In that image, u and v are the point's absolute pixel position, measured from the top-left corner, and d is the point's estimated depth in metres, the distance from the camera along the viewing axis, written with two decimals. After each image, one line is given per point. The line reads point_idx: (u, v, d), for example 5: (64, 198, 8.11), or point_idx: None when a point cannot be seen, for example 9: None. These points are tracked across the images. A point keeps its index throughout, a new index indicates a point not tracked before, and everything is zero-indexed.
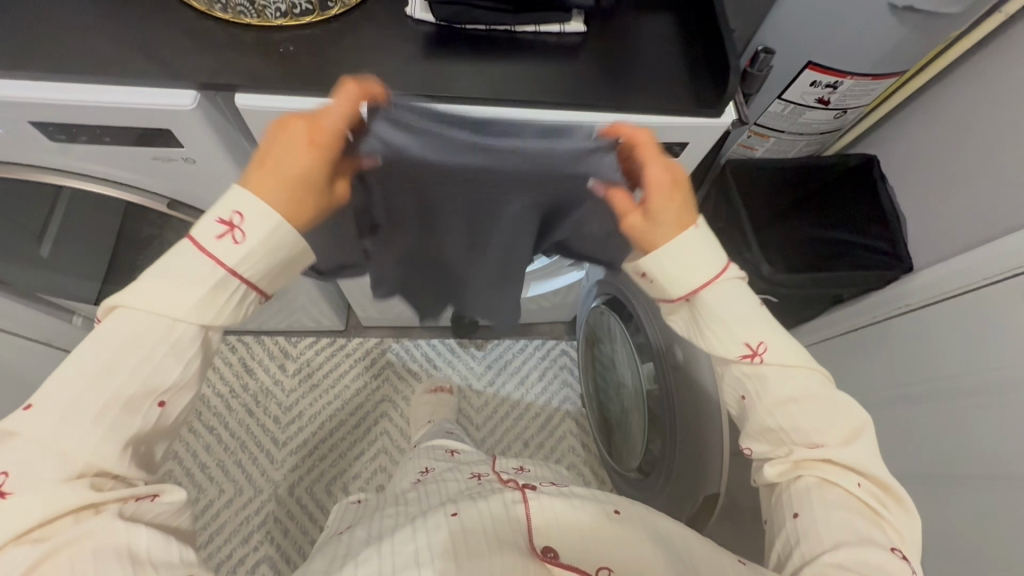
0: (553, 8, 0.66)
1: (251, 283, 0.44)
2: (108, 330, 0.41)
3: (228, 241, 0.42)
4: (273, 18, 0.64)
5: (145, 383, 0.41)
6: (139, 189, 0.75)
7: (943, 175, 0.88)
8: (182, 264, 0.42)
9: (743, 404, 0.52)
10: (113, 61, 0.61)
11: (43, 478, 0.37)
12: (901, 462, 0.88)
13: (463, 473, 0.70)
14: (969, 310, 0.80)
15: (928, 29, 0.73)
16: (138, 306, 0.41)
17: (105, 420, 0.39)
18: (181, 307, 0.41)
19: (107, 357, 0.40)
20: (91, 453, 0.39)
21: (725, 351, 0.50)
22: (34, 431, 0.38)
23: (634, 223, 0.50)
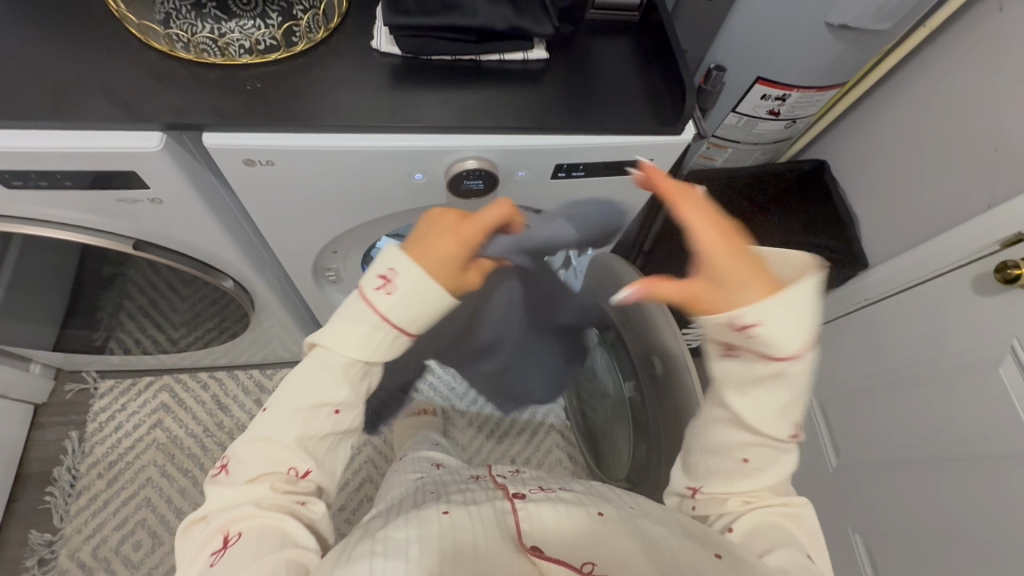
0: (515, 36, 0.68)
1: (401, 329, 0.51)
2: (311, 366, 0.52)
3: (382, 292, 0.50)
4: (238, 56, 0.63)
5: (321, 398, 0.51)
6: (103, 230, 0.72)
7: (880, 179, 1.06)
8: (355, 315, 0.51)
9: (744, 466, 0.54)
10: (74, 105, 0.58)
11: (253, 473, 0.51)
12: (930, 441, 0.97)
13: (462, 476, 0.73)
14: (927, 296, 0.98)
15: (864, 43, 0.84)
16: (330, 347, 0.51)
17: (300, 417, 0.52)
18: (352, 348, 0.50)
19: (293, 388, 0.52)
20: (274, 458, 0.51)
21: (779, 430, 0.51)
22: (250, 454, 0.52)
23: (695, 287, 0.44)
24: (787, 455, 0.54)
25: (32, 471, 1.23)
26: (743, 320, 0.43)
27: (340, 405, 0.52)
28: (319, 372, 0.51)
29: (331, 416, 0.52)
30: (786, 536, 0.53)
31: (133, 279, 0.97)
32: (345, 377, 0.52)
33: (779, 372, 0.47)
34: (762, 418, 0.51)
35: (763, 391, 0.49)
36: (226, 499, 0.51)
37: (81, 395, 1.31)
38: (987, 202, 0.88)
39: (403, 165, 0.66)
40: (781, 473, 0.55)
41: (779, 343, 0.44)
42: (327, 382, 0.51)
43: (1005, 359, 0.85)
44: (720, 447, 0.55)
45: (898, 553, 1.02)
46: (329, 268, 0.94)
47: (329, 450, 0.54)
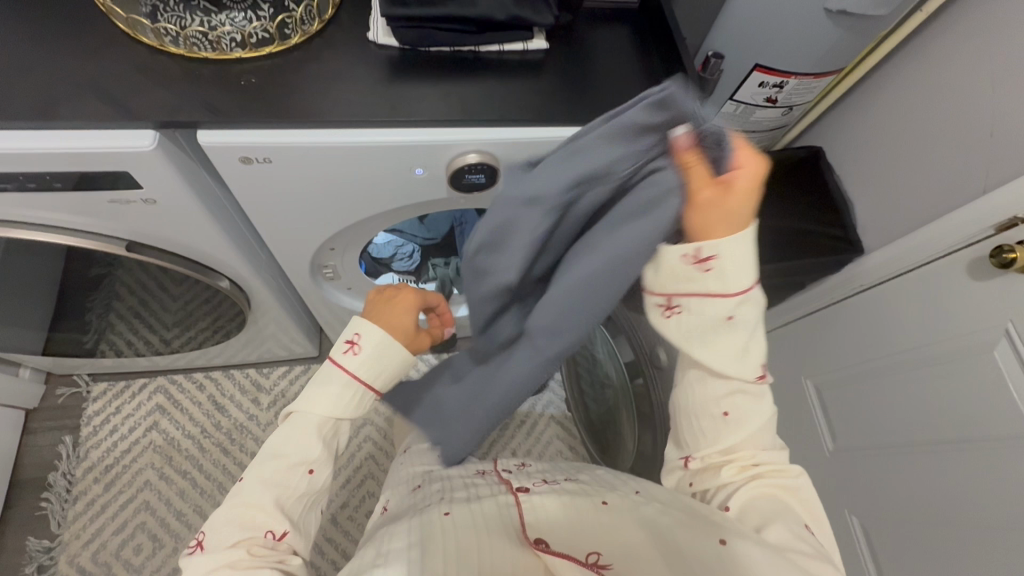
0: (515, 26, 0.67)
1: (369, 384, 0.59)
2: (290, 429, 0.57)
3: (350, 354, 0.59)
4: (231, 50, 0.61)
5: (297, 457, 0.56)
6: (96, 232, 0.70)
7: (877, 166, 1.07)
8: (331, 380, 0.58)
9: (725, 420, 0.53)
10: (61, 104, 0.56)
11: (229, 536, 0.52)
12: (926, 424, 0.98)
13: (468, 469, 0.72)
14: (923, 281, 0.99)
15: (862, 29, 0.84)
16: (306, 408, 0.58)
17: (277, 478, 0.55)
18: (333, 405, 0.58)
19: (272, 452, 0.56)
20: (254, 516, 0.53)
21: (749, 372, 0.51)
22: (226, 518, 0.53)
23: (705, 200, 0.42)
24: (764, 400, 0.53)
25: (27, 477, 1.21)
26: (708, 257, 0.44)
27: (313, 464, 0.57)
28: (296, 432, 0.57)
29: (306, 476, 0.56)
30: (784, 508, 0.52)
31: (125, 280, 0.95)
32: (316, 432, 0.58)
33: (742, 304, 0.47)
34: (732, 363, 0.50)
35: (727, 331, 0.48)
36: (202, 568, 0.50)
37: (73, 399, 1.29)
38: (981, 187, 0.89)
39: (404, 160, 0.65)
40: (762, 421, 0.54)
41: (735, 276, 0.45)
42: (302, 442, 0.57)
43: (999, 342, 0.87)
44: (701, 407, 0.54)
45: (894, 532, 1.05)
46: (326, 264, 0.93)
47: (304, 510, 0.57)
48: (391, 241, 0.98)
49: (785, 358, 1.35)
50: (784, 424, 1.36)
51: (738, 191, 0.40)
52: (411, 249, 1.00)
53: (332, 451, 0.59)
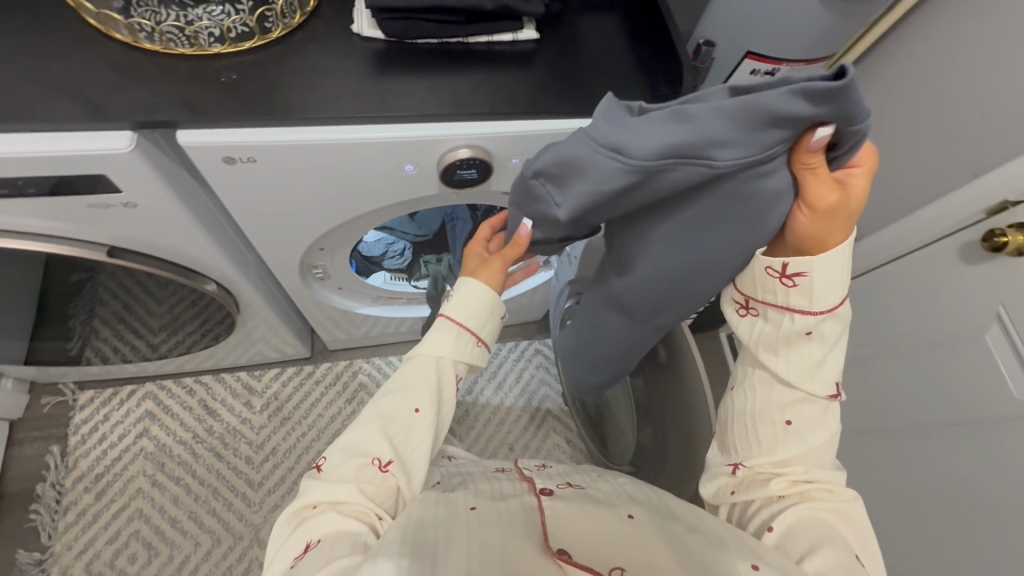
0: (504, 16, 0.65)
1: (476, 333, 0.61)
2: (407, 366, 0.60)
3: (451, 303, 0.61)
4: (209, 45, 0.59)
5: (406, 395, 0.58)
6: (75, 238, 0.68)
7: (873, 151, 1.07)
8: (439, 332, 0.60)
9: (785, 432, 0.52)
10: (31, 104, 0.54)
11: (340, 468, 0.55)
12: (921, 408, 0.99)
13: (488, 467, 0.70)
14: (917, 266, 0.99)
15: (853, 14, 0.83)
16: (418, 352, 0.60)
17: (382, 417, 0.58)
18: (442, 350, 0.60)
19: (384, 389, 0.60)
20: (361, 450, 0.56)
21: (820, 388, 0.51)
22: (342, 450, 0.57)
23: (826, 201, 0.42)
24: (829, 417, 0.52)
25: (14, 489, 1.18)
26: (803, 270, 0.45)
27: (419, 405, 0.58)
28: (408, 373, 0.60)
29: (413, 415, 0.58)
30: (831, 532, 0.49)
31: (108, 286, 0.92)
32: (432, 377, 0.59)
33: (824, 320, 0.47)
34: (801, 376, 0.50)
35: (803, 346, 0.49)
36: (315, 495, 0.54)
37: (59, 408, 1.25)
38: (971, 171, 0.89)
39: (394, 156, 0.63)
40: (824, 440, 0.52)
41: (821, 292, 0.46)
42: (414, 381, 0.59)
43: (990, 326, 0.87)
44: (760, 413, 0.53)
45: (890, 517, 1.05)
46: (316, 264, 0.91)
47: (414, 452, 0.57)
48: (382, 239, 0.97)
49: None
50: None
51: (853, 199, 0.41)
52: (402, 247, 0.98)
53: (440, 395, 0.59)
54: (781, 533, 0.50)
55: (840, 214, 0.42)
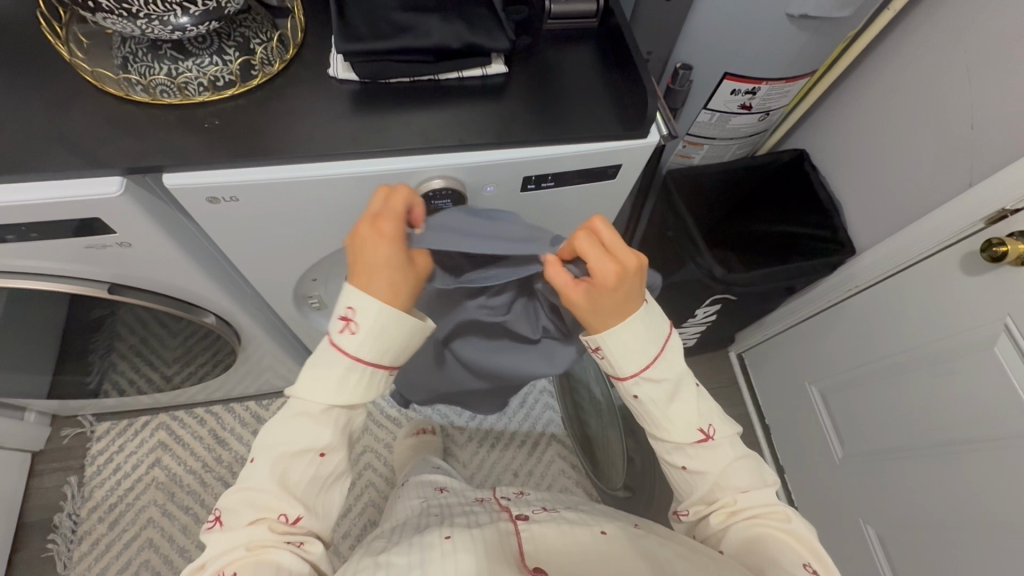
0: (471, 53, 0.68)
1: (377, 363, 0.54)
2: (299, 408, 0.53)
3: (348, 333, 0.52)
4: (196, 94, 0.63)
5: (306, 442, 0.52)
6: (79, 277, 0.72)
7: (861, 164, 1.06)
8: (329, 363, 0.53)
9: (686, 475, 0.57)
10: (35, 157, 0.58)
11: (239, 520, 0.51)
12: (936, 425, 0.94)
13: (467, 499, 0.70)
14: (918, 278, 0.96)
15: (828, 31, 0.84)
16: (308, 397, 0.53)
17: (283, 461, 0.52)
18: (335, 394, 0.53)
19: (274, 436, 0.53)
20: (263, 501, 0.51)
21: (683, 437, 0.56)
22: (239, 494, 0.52)
23: (575, 305, 0.52)
24: (718, 452, 0.56)
25: (33, 520, 1.23)
26: (597, 344, 0.55)
27: (324, 448, 0.53)
28: (301, 418, 0.53)
29: (316, 459, 0.53)
30: (778, 549, 0.51)
31: (119, 321, 0.96)
32: (326, 420, 0.53)
33: (644, 384, 0.55)
34: (670, 429, 0.56)
35: (645, 405, 0.56)
36: (219, 546, 0.50)
37: (78, 440, 1.30)
38: (968, 179, 0.87)
39: (371, 189, 0.66)
40: (726, 470, 0.56)
41: (627, 361, 0.54)
42: (308, 427, 0.53)
43: (1000, 337, 0.84)
44: (662, 463, 0.59)
45: (915, 544, 0.99)
46: (311, 295, 0.93)
47: (317, 493, 0.54)
48: None
49: (788, 363, 1.31)
50: (792, 432, 1.32)
51: (598, 293, 0.50)
52: None
53: (346, 434, 0.55)
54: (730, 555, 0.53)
55: (598, 304, 0.51)
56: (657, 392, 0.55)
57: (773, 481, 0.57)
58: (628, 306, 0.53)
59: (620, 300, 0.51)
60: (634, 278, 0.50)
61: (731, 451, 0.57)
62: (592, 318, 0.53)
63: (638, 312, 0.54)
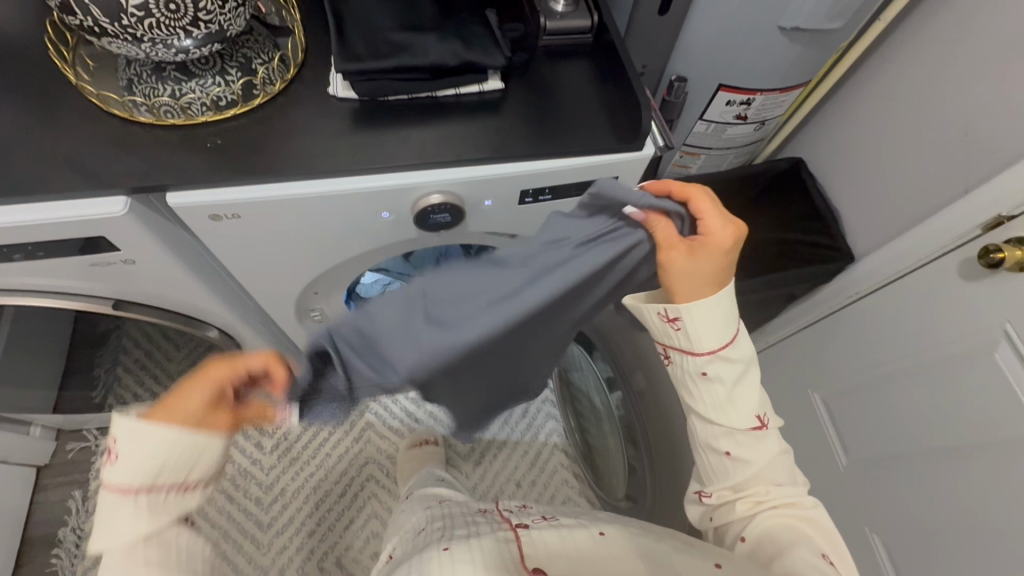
0: (468, 69, 0.69)
1: (149, 487, 0.47)
2: (105, 517, 0.47)
3: (112, 461, 0.47)
4: (199, 114, 0.65)
5: (125, 535, 0.47)
6: (85, 294, 0.73)
7: (857, 171, 1.06)
8: (105, 497, 0.47)
9: (726, 461, 0.57)
10: (42, 178, 0.60)
11: None
12: (939, 432, 0.94)
13: (470, 511, 0.70)
14: (917, 284, 0.96)
15: (822, 43, 0.85)
16: (113, 499, 0.47)
17: (123, 558, 0.47)
18: (140, 493, 0.47)
19: (98, 549, 0.47)
20: None
21: (739, 421, 0.56)
22: None
23: (674, 258, 0.51)
24: (764, 442, 0.56)
25: (38, 534, 1.23)
26: (678, 313, 0.53)
27: (145, 529, 0.48)
28: (108, 522, 0.47)
29: (146, 544, 0.48)
30: (799, 537, 0.52)
31: (124, 335, 0.97)
32: (145, 506, 0.48)
33: (715, 362, 0.55)
34: (724, 408, 0.56)
35: (707, 385, 0.56)
36: None
37: (83, 453, 1.31)
38: (963, 186, 0.87)
39: (370, 204, 0.67)
40: (768, 461, 0.56)
41: (704, 337, 0.54)
42: (113, 520, 0.47)
43: (1000, 343, 0.84)
44: (702, 444, 0.58)
45: (920, 553, 0.98)
46: (313, 307, 0.94)
47: (174, 571, 0.49)
48: (378, 280, 1.01)
49: (790, 370, 1.31)
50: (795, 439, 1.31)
51: (702, 249, 0.50)
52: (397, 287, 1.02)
53: (174, 507, 0.50)
54: (753, 543, 0.53)
55: (696, 264, 0.51)
56: (723, 371, 0.55)
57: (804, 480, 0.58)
58: (720, 280, 0.52)
59: (718, 269, 0.51)
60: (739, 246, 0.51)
61: (777, 443, 0.57)
62: (682, 281, 0.52)
63: (726, 290, 0.53)
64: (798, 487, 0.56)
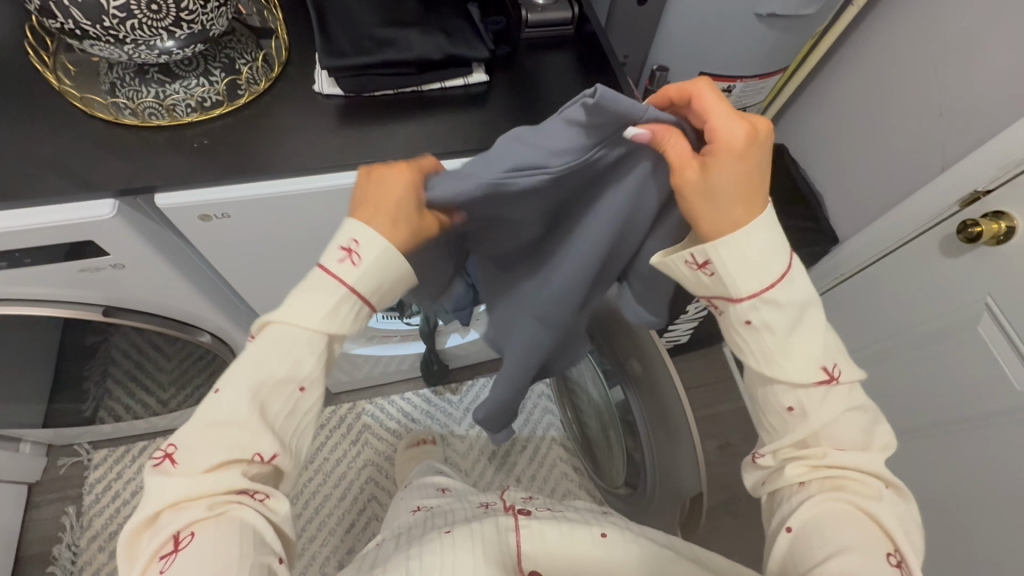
0: (453, 63, 0.69)
1: (363, 298, 0.45)
2: (274, 335, 0.44)
3: (347, 264, 0.44)
4: (184, 115, 0.65)
5: (290, 371, 0.43)
6: (72, 302, 0.72)
7: (839, 154, 1.08)
8: (309, 293, 0.44)
9: (787, 417, 0.46)
10: (27, 184, 0.59)
11: (197, 464, 0.41)
12: (929, 405, 0.96)
13: (471, 503, 0.69)
14: (900, 262, 0.98)
15: (796, 28, 0.87)
16: (291, 319, 0.43)
17: (269, 394, 0.43)
18: (311, 317, 0.43)
19: (252, 363, 0.43)
20: (233, 443, 0.42)
21: (802, 375, 0.45)
22: (190, 445, 0.42)
23: (687, 177, 0.41)
24: (836, 398, 0.45)
25: (33, 552, 1.21)
26: (708, 256, 0.44)
27: (304, 381, 0.44)
28: (285, 340, 0.43)
29: (294, 394, 0.44)
30: (860, 530, 0.41)
31: (115, 345, 0.96)
32: (309, 345, 0.44)
33: (761, 307, 0.44)
34: (785, 354, 0.45)
35: (755, 332, 0.45)
36: (168, 490, 0.40)
37: (75, 468, 1.29)
38: (940, 164, 0.89)
39: None
40: (837, 418, 0.45)
41: (744, 278, 0.43)
42: (292, 351, 0.43)
43: (982, 316, 0.85)
44: (758, 398, 0.48)
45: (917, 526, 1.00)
46: None
47: (295, 431, 0.45)
48: None
49: None
50: None
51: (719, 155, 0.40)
52: None
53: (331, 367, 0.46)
54: (801, 535, 0.43)
55: (719, 182, 0.40)
56: (777, 313, 0.44)
57: (886, 447, 0.45)
58: (751, 196, 0.42)
59: (747, 179, 0.41)
60: (763, 144, 0.41)
61: (850, 400, 0.45)
62: (708, 210, 0.42)
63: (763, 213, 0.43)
64: (870, 453, 0.44)
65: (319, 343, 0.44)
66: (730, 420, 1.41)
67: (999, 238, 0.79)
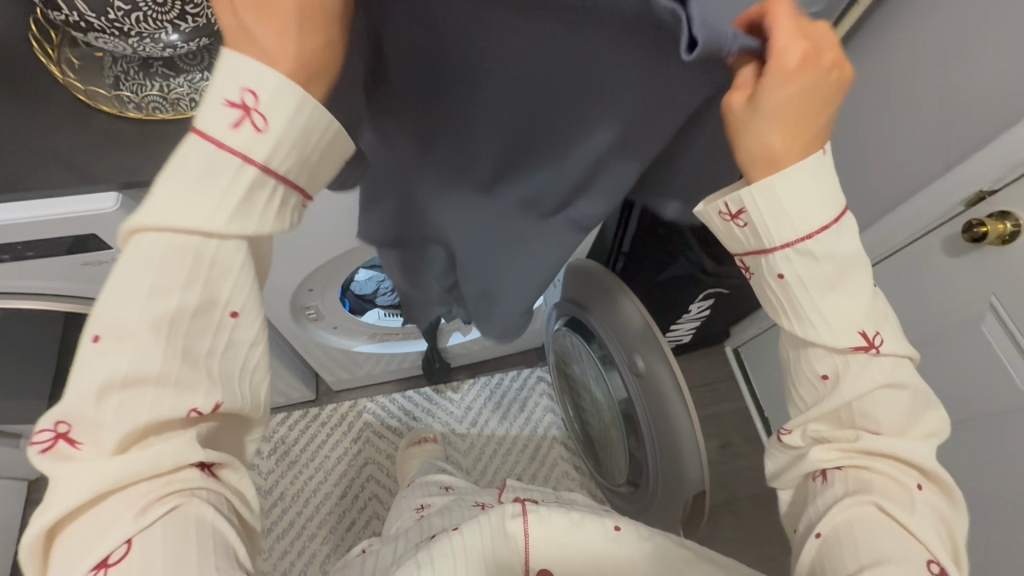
0: None
1: (289, 181, 0.33)
2: (157, 254, 0.31)
3: (248, 128, 0.31)
4: (187, 108, 0.64)
5: (206, 296, 0.32)
6: (72, 296, 0.73)
7: (847, 153, 1.08)
8: (215, 174, 0.31)
9: (821, 386, 0.44)
10: (30, 177, 0.59)
11: (100, 446, 0.31)
12: None
13: (468, 504, 0.67)
14: (905, 262, 0.98)
15: None
16: (186, 215, 0.31)
17: (179, 333, 0.32)
18: (211, 208, 0.31)
19: (146, 292, 0.31)
20: (148, 412, 0.32)
21: (839, 341, 0.41)
22: (83, 424, 0.31)
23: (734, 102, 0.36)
24: (880, 374, 0.42)
25: None
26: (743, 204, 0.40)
27: (236, 305, 0.34)
28: (184, 252, 0.31)
29: (224, 323, 0.34)
30: (893, 535, 0.40)
31: None
32: (235, 254, 0.33)
33: (798, 259, 0.40)
34: (824, 315, 0.41)
35: (793, 292, 0.41)
36: (68, 487, 0.30)
37: None
38: (943, 165, 0.88)
39: None
40: (881, 395, 0.42)
41: (783, 227, 0.39)
42: (200, 264, 0.32)
43: (986, 317, 0.85)
44: (793, 363, 0.45)
45: None
46: (308, 305, 0.94)
47: (239, 371, 0.35)
48: (373, 277, 1.01)
49: None
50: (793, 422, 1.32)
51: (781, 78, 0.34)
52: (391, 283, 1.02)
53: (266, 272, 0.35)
54: (829, 541, 0.41)
55: (767, 111, 0.35)
56: (817, 271, 0.40)
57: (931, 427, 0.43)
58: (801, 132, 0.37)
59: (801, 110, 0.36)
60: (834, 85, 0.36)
61: (892, 374, 0.42)
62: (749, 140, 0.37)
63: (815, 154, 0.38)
64: (910, 441, 0.42)
65: (234, 250, 0.33)
66: (732, 419, 1.41)
67: (1005, 238, 0.78)
